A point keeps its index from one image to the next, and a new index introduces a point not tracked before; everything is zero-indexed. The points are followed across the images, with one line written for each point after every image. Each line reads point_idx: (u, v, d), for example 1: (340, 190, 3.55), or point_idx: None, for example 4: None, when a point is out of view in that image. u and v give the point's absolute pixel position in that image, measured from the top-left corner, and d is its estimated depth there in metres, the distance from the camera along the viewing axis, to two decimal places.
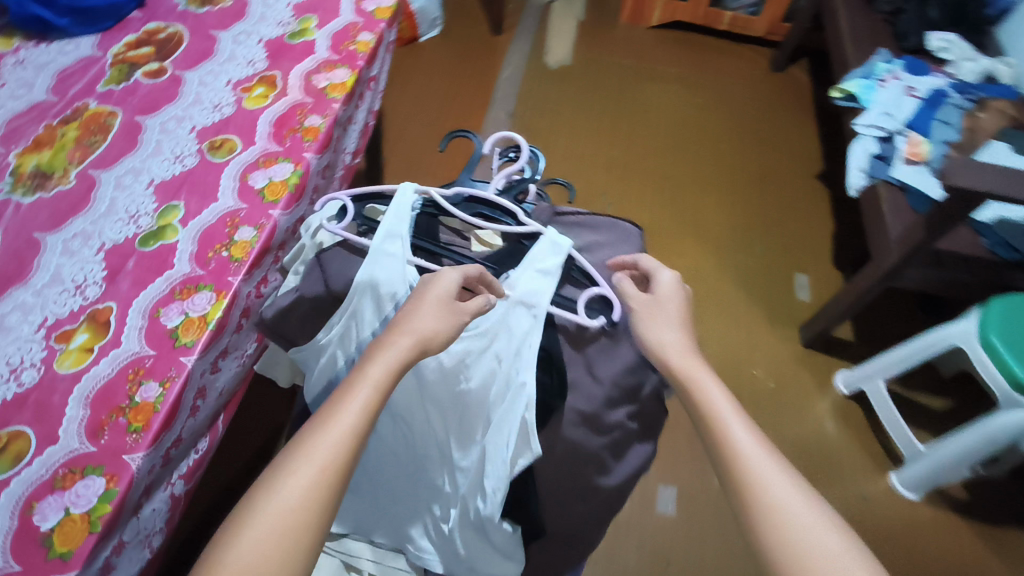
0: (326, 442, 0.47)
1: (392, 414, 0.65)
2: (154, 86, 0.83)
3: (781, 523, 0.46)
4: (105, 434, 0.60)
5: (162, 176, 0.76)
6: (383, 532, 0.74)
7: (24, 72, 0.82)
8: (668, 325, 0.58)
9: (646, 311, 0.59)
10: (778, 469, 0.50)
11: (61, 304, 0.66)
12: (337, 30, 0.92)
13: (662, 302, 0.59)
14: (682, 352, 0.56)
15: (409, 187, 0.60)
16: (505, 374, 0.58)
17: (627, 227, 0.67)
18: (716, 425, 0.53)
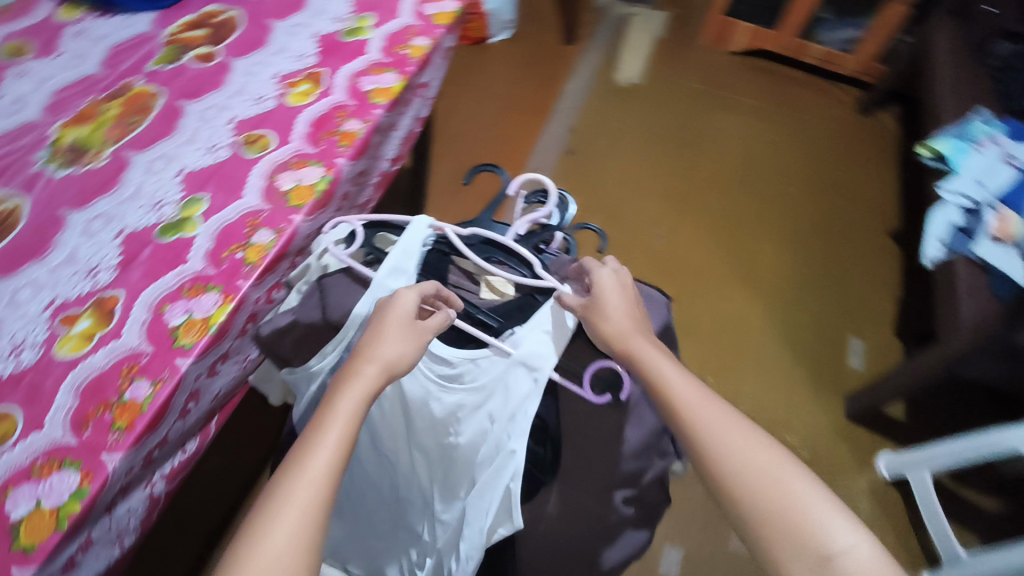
0: (305, 488, 0.41)
1: (379, 450, 0.63)
2: (201, 70, 0.82)
3: (752, 481, 0.45)
4: (89, 428, 0.57)
5: (194, 165, 0.74)
6: (360, 563, 0.72)
7: (81, 43, 0.83)
8: (608, 313, 0.56)
9: (588, 309, 0.56)
10: (736, 425, 0.49)
11: (71, 286, 0.65)
12: (393, 31, 0.89)
13: (600, 297, 0.57)
14: (625, 336, 0.54)
15: (423, 221, 0.60)
16: (496, 437, 0.55)
17: (654, 295, 0.63)
18: (671, 400, 0.51)
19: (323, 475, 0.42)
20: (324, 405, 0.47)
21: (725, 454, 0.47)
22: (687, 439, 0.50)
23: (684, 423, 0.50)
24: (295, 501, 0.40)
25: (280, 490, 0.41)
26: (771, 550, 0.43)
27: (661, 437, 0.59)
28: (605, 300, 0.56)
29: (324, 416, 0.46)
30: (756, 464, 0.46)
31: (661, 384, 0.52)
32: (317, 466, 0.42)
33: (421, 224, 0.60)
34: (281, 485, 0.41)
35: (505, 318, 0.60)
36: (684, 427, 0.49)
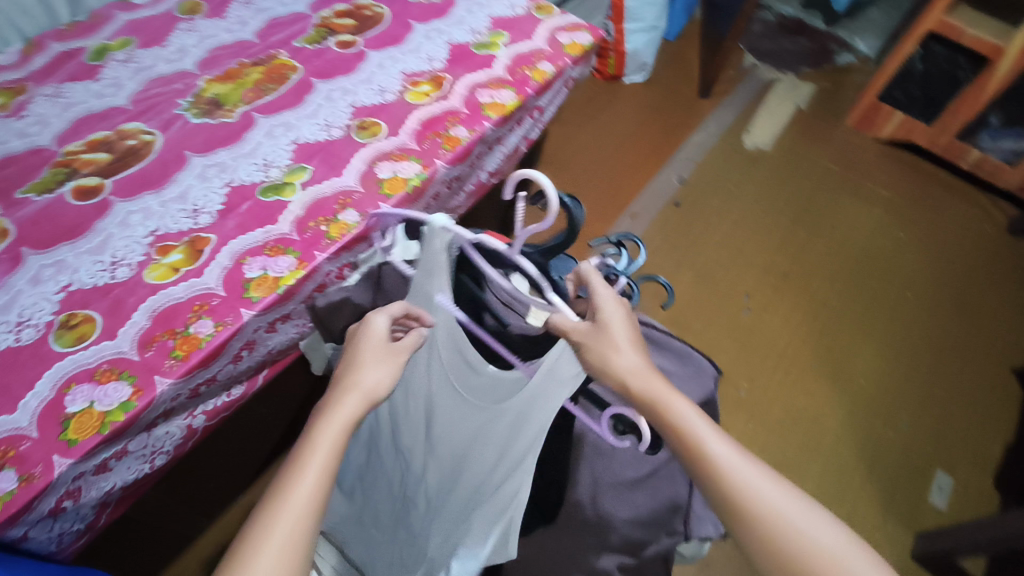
0: (287, 519, 0.42)
1: (395, 445, 0.65)
2: (339, 55, 0.88)
3: (790, 539, 0.43)
4: (151, 350, 0.61)
5: (308, 139, 0.79)
6: (356, 545, 0.73)
7: (246, 12, 0.92)
8: (620, 347, 0.49)
9: (594, 345, 0.48)
10: (772, 485, 0.45)
11: (176, 221, 0.70)
12: (522, 52, 0.91)
13: (605, 328, 0.49)
14: (640, 376, 0.48)
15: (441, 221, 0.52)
16: (499, 459, 0.55)
17: (701, 364, 0.59)
18: (707, 461, 0.46)
19: (305, 510, 0.43)
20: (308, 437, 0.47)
21: (775, 525, 0.43)
22: (730, 508, 0.45)
23: (726, 490, 0.45)
24: (274, 538, 0.42)
25: (256, 531, 0.42)
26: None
27: (673, 515, 0.56)
28: (613, 331, 0.49)
29: (306, 448, 0.46)
30: (792, 520, 0.44)
31: (693, 440, 0.46)
32: (294, 504, 0.43)
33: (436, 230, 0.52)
34: (260, 521, 0.42)
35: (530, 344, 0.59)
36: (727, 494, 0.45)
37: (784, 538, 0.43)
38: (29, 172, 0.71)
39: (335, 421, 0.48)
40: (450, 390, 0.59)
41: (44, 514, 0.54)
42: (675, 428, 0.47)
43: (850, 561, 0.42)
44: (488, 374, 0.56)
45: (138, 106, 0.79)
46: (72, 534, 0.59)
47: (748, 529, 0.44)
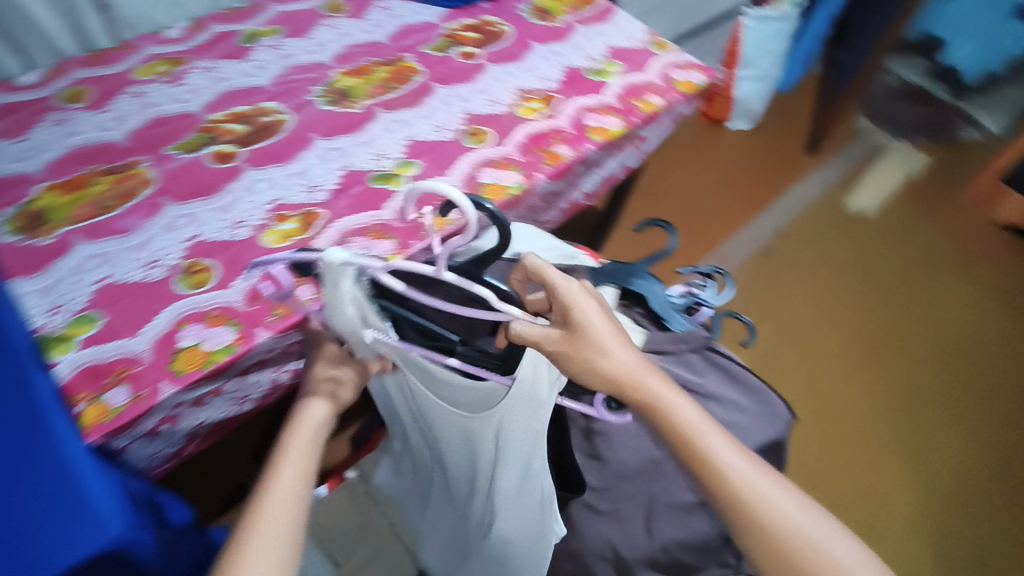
0: (276, 499, 0.50)
1: (426, 429, 0.70)
2: (461, 65, 0.93)
3: (800, 545, 0.44)
4: (257, 304, 0.65)
5: (422, 137, 0.83)
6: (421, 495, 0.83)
7: (383, 17, 0.99)
8: (604, 348, 0.47)
9: (574, 354, 0.47)
10: (767, 477, 0.46)
11: (294, 194, 0.76)
12: (634, 83, 0.94)
13: (581, 333, 0.47)
14: (629, 375, 0.47)
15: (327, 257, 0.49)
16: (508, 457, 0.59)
17: (774, 406, 0.50)
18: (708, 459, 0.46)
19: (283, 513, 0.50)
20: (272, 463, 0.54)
21: (772, 520, 0.45)
22: (729, 505, 0.45)
23: (728, 490, 0.45)
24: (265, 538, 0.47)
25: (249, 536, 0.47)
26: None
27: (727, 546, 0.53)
28: (593, 333, 0.47)
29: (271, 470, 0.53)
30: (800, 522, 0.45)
31: (693, 438, 0.46)
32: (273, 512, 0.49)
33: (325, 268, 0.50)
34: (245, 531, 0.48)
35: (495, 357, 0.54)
36: (729, 495, 0.45)
37: (795, 545, 0.44)
38: (177, 134, 0.79)
39: (292, 444, 0.56)
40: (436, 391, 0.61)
41: (144, 432, 0.60)
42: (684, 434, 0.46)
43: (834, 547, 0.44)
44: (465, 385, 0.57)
45: (277, 89, 0.86)
46: (162, 456, 0.66)
47: (747, 527, 0.45)
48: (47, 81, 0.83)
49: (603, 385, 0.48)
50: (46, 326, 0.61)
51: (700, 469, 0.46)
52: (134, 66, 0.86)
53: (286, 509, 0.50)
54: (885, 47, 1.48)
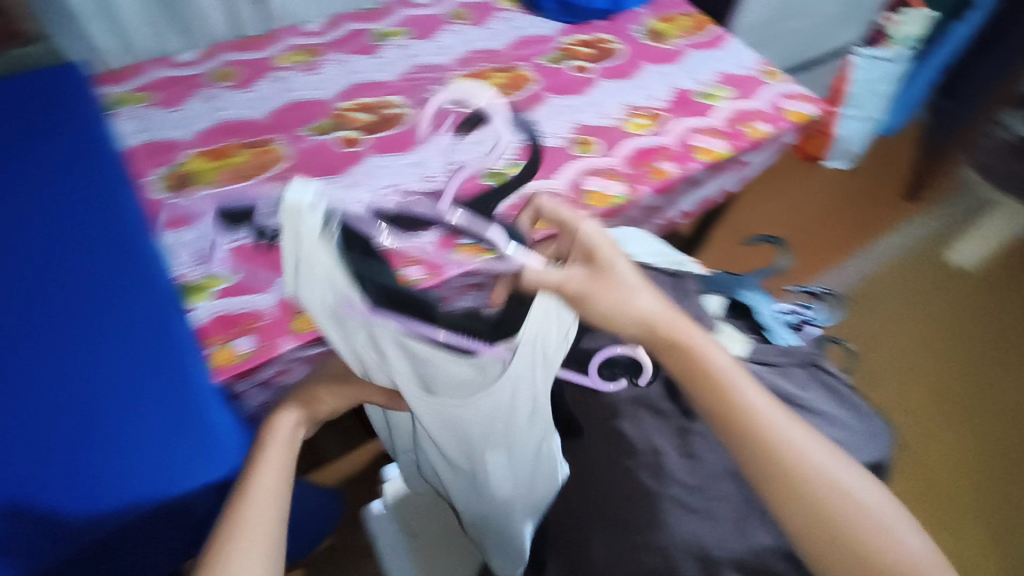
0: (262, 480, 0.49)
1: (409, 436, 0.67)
2: (573, 78, 0.96)
3: (824, 492, 0.43)
4: None
5: (532, 142, 0.87)
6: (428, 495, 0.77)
7: (502, 26, 1.03)
8: (631, 286, 0.48)
9: (598, 293, 0.47)
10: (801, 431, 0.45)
11: (411, 180, 0.80)
12: (743, 109, 0.95)
13: (605, 275, 0.48)
14: (659, 317, 0.48)
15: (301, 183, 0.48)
16: (505, 436, 0.56)
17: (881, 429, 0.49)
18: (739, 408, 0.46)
19: (259, 510, 0.47)
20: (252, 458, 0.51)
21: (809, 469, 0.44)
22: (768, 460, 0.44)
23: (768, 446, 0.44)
24: (247, 535, 0.45)
25: (232, 536, 0.45)
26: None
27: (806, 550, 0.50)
28: (616, 270, 0.48)
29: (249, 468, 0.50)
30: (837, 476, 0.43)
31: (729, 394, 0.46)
32: (248, 515, 0.46)
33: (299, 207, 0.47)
34: (228, 526, 0.46)
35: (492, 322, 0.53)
36: (766, 449, 0.44)
37: (826, 500, 0.43)
38: (310, 117, 0.86)
39: (274, 437, 0.53)
40: (401, 384, 0.54)
41: (261, 380, 0.65)
42: (710, 377, 0.47)
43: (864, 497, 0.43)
44: (450, 363, 0.52)
45: (401, 85, 0.92)
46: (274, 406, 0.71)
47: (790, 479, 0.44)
48: (201, 60, 0.91)
49: (623, 325, 0.48)
50: (188, 275, 0.68)
51: (732, 417, 0.46)
52: (276, 53, 0.94)
53: (259, 506, 0.47)
54: (1002, 99, 1.43)
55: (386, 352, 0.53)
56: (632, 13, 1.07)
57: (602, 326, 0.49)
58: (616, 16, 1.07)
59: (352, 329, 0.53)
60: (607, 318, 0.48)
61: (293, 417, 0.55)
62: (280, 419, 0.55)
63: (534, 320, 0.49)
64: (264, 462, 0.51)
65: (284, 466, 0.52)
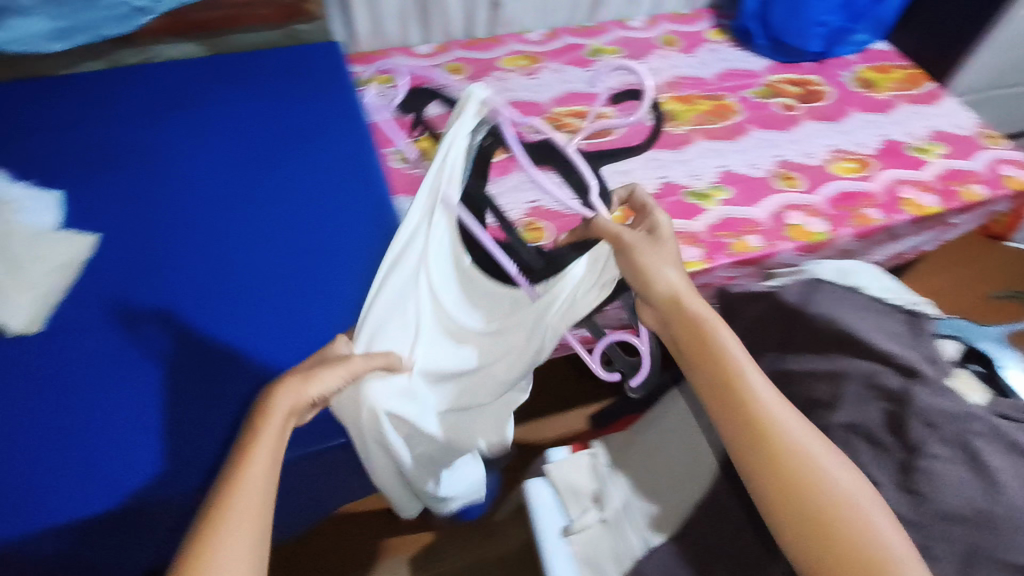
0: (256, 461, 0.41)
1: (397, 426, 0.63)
2: (778, 114, 0.97)
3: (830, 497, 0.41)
4: None
5: (736, 169, 0.88)
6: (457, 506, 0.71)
7: (712, 56, 1.05)
8: (668, 261, 0.56)
9: (645, 251, 0.57)
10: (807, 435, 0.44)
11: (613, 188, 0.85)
12: (956, 169, 0.92)
13: (660, 244, 0.58)
14: (682, 288, 0.54)
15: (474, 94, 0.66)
16: (505, 370, 0.66)
17: None
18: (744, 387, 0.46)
19: (251, 507, 0.39)
20: (245, 442, 0.43)
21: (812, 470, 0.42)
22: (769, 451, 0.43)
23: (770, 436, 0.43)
24: (228, 537, 0.37)
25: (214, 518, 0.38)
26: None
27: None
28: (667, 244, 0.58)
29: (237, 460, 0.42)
30: (836, 479, 0.41)
31: (740, 373, 0.47)
32: (248, 490, 0.40)
33: (471, 102, 0.66)
34: (217, 508, 0.39)
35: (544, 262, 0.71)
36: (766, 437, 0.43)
37: (820, 497, 0.40)
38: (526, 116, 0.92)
39: (274, 419, 0.45)
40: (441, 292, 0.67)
41: None
42: (725, 363, 0.47)
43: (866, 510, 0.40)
44: (490, 287, 0.69)
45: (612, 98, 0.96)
46: None
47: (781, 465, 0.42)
48: (433, 55, 1.00)
49: (654, 290, 0.55)
50: None
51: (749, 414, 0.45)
52: (499, 56, 1.02)
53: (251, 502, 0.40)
54: None
55: (437, 255, 0.67)
56: (841, 60, 1.07)
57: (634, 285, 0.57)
58: (826, 60, 1.07)
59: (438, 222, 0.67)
60: (643, 278, 0.56)
61: (295, 400, 0.47)
62: (280, 396, 0.46)
63: (577, 265, 0.64)
64: (257, 452, 0.42)
65: (273, 463, 0.43)
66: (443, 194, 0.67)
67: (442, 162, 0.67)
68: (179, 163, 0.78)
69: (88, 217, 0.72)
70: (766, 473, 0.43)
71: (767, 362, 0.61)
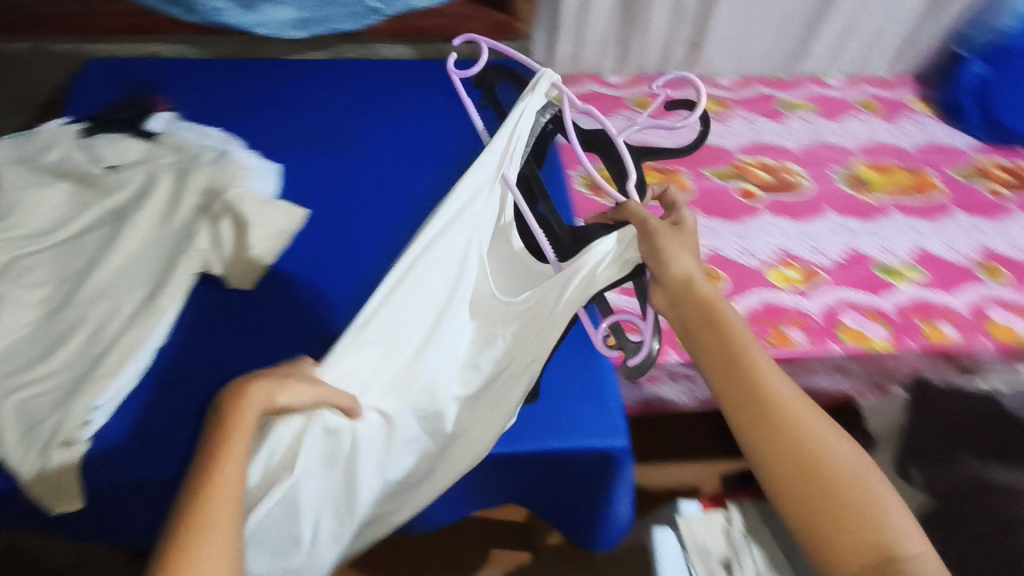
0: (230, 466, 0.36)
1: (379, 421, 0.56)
2: (985, 199, 0.90)
3: (846, 483, 0.39)
4: (757, 327, 0.72)
5: (932, 250, 0.82)
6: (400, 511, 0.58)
7: (914, 127, 0.99)
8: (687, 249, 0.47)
9: (670, 239, 0.47)
10: (812, 419, 0.41)
11: (799, 247, 0.81)
12: None
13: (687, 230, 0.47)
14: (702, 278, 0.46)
15: (549, 76, 0.57)
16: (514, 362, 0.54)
17: None
18: (752, 375, 0.42)
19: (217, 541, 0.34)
20: (210, 460, 0.36)
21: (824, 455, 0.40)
22: (782, 440, 0.40)
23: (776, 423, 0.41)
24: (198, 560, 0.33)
25: (184, 553, 0.33)
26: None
27: None
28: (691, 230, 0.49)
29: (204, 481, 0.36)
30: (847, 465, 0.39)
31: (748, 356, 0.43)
32: (218, 519, 0.34)
33: (544, 81, 0.56)
34: (188, 525, 0.34)
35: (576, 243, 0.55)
36: (774, 426, 0.41)
37: (838, 489, 0.38)
38: (714, 161, 0.90)
39: (244, 430, 0.38)
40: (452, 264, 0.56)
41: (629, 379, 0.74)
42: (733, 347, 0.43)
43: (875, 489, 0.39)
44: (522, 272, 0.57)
45: (803, 156, 0.92)
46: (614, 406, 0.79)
47: (793, 458, 0.40)
48: (624, 86, 1.01)
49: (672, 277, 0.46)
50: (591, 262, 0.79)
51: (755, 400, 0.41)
52: (689, 96, 1.01)
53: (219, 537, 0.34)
54: None
55: (463, 226, 0.56)
56: None
57: (650, 264, 0.48)
58: None
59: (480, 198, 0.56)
60: (660, 258, 0.47)
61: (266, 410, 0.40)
62: (256, 387, 0.39)
63: (602, 240, 0.48)
64: (226, 471, 0.36)
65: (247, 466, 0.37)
66: (503, 170, 0.56)
67: (501, 139, 0.56)
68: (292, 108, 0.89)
69: (303, 187, 0.80)
70: (784, 467, 0.40)
71: (966, 468, 0.56)
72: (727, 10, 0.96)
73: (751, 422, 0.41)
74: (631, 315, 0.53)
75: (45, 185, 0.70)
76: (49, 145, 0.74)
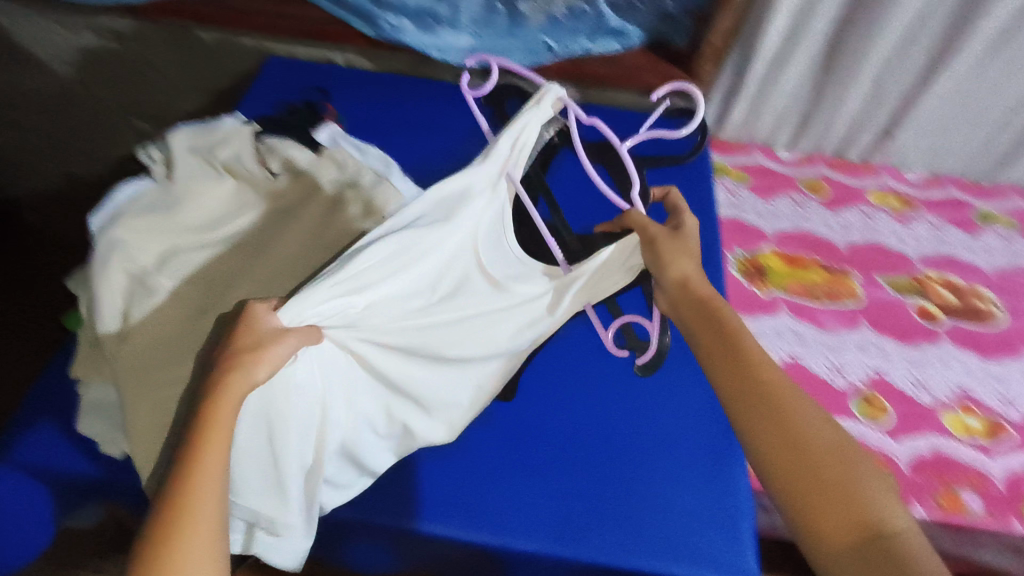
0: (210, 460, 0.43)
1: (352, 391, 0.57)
2: None
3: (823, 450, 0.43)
4: (922, 479, 0.63)
5: None
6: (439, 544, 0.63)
7: None
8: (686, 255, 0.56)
9: (668, 244, 0.57)
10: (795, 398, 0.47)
11: (986, 390, 0.70)
12: None
13: (678, 238, 0.58)
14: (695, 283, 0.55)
15: (555, 92, 0.62)
16: (502, 329, 0.61)
17: None
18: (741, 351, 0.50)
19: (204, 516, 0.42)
20: (191, 455, 0.43)
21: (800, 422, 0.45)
22: (763, 407, 0.46)
23: (757, 388, 0.47)
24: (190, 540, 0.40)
25: (169, 535, 0.40)
26: (849, 572, 0.39)
27: None
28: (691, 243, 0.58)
29: (191, 460, 0.43)
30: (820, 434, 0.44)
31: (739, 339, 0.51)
32: (200, 500, 0.42)
33: (550, 97, 0.61)
34: (175, 508, 0.41)
35: (583, 248, 0.68)
36: (756, 389, 0.47)
37: (814, 451, 0.43)
38: (892, 269, 0.81)
39: (225, 417, 0.44)
40: (456, 239, 0.57)
41: None
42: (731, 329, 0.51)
43: (849, 458, 0.43)
44: (507, 261, 0.62)
45: (999, 281, 0.81)
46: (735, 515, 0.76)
47: (774, 423, 0.45)
48: (796, 165, 0.94)
49: (668, 278, 0.55)
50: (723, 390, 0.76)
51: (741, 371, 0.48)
52: (869, 187, 0.91)
53: (204, 519, 0.41)
54: None
55: (468, 209, 0.58)
56: None
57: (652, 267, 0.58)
58: None
59: (489, 193, 0.59)
60: (659, 263, 0.56)
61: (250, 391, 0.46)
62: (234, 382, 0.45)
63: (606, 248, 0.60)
64: (209, 460, 0.43)
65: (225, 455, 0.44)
66: (508, 169, 0.61)
67: (504, 144, 0.60)
68: (420, 126, 0.89)
69: None
70: (765, 430, 0.45)
71: None
72: (933, 102, 0.86)
73: (734, 392, 0.48)
74: (642, 320, 0.65)
75: (212, 182, 0.71)
76: (222, 141, 0.74)
